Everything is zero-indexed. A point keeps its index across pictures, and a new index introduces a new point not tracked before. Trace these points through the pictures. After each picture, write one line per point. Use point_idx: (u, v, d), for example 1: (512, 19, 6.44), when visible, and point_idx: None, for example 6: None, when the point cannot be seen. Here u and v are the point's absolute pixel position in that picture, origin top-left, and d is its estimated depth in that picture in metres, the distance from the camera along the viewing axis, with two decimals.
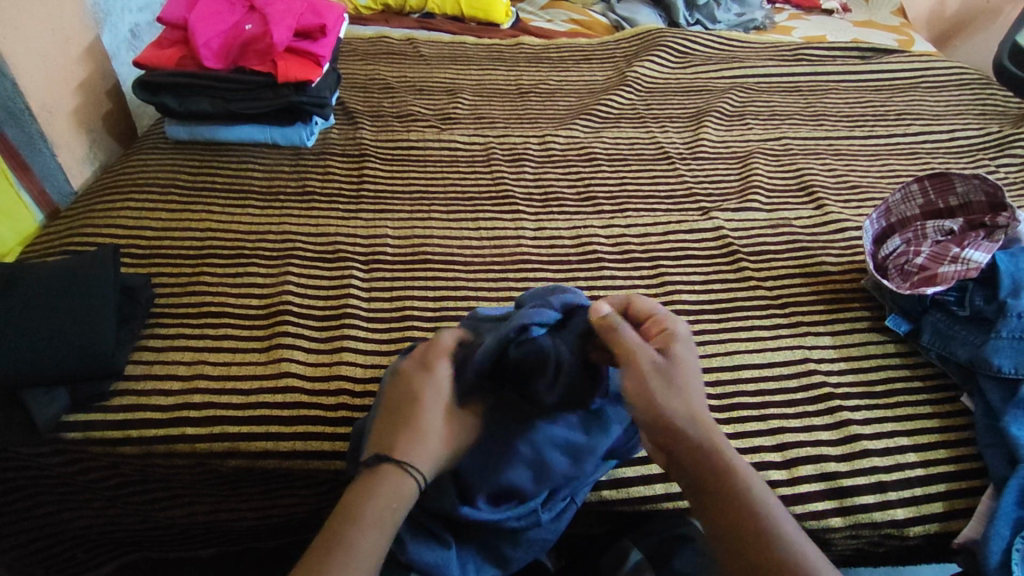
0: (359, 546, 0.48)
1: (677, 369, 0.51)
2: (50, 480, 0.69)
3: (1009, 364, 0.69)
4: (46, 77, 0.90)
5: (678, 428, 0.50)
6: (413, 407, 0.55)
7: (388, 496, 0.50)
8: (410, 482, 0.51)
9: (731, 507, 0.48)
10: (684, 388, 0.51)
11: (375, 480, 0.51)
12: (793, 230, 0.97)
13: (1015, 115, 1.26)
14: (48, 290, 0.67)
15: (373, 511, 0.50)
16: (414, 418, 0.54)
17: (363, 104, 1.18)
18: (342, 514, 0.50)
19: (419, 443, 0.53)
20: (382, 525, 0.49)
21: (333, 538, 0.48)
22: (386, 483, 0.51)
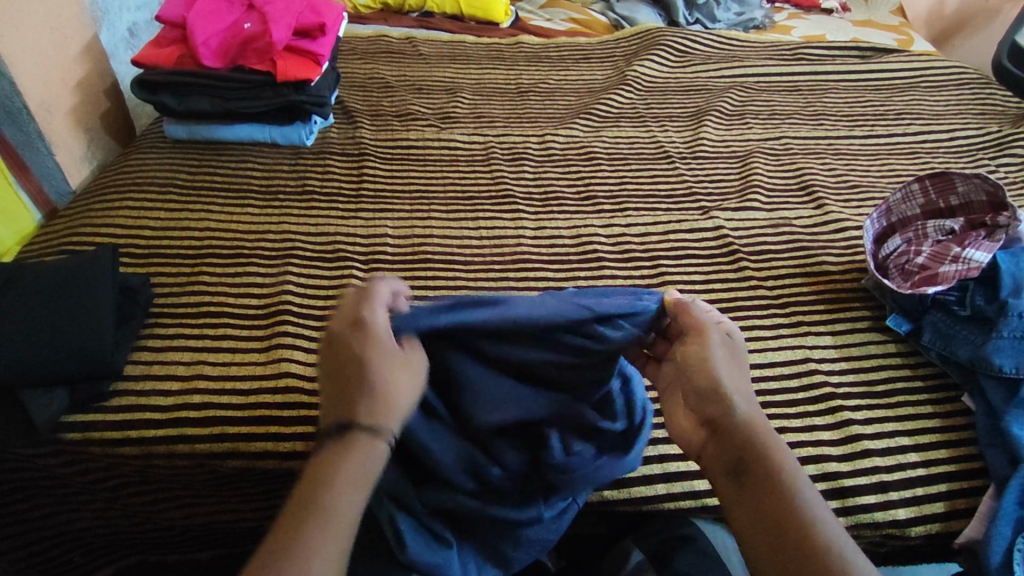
0: (334, 510, 0.46)
1: (734, 352, 0.53)
2: (48, 481, 0.68)
3: (1010, 363, 0.69)
4: (44, 76, 0.89)
5: (732, 404, 0.50)
6: (353, 366, 0.50)
7: (358, 459, 0.48)
8: (378, 443, 0.48)
9: (766, 489, 0.47)
10: (740, 368, 0.53)
11: (342, 451, 0.48)
12: (794, 230, 0.97)
13: (1015, 115, 1.26)
14: (46, 290, 0.66)
15: (346, 473, 0.47)
16: (359, 378, 0.50)
17: (362, 103, 1.18)
18: (313, 480, 0.47)
19: (373, 404, 0.49)
20: (357, 485, 0.47)
21: (306, 504, 0.46)
22: (355, 448, 0.48)
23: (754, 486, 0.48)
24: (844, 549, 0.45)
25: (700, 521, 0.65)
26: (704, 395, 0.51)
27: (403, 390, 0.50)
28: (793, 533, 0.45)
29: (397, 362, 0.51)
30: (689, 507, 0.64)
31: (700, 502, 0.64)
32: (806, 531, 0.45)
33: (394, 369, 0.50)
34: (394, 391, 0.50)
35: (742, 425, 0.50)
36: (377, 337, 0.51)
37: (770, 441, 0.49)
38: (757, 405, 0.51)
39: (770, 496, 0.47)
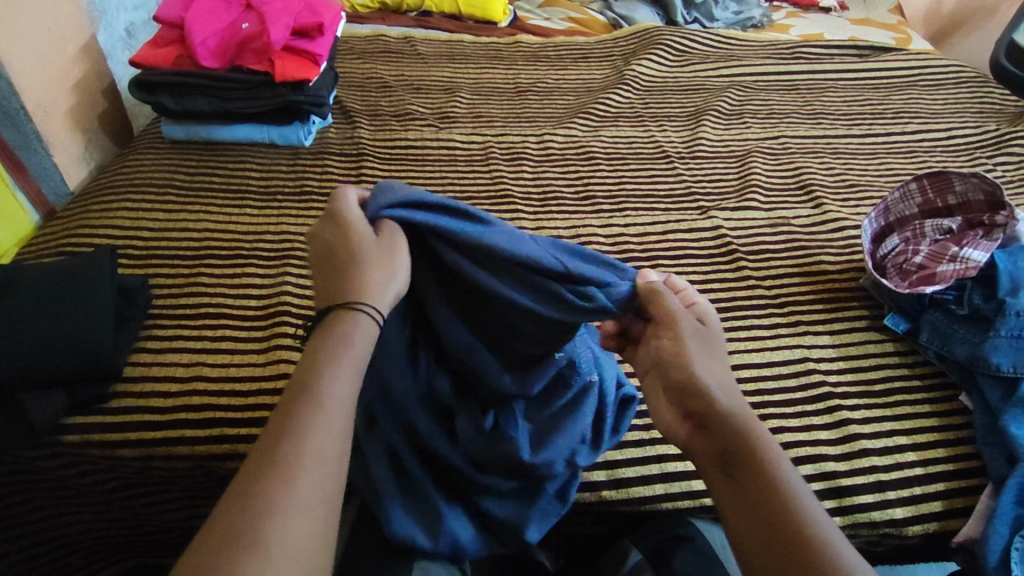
0: (334, 397, 0.44)
1: (711, 342, 0.53)
2: (47, 483, 0.68)
3: (1008, 362, 0.69)
4: (42, 76, 0.89)
5: (712, 396, 0.50)
6: (337, 251, 0.51)
7: (345, 327, 0.48)
8: (363, 312, 0.49)
9: (751, 483, 0.47)
10: (717, 359, 0.52)
11: (330, 324, 0.48)
12: (792, 229, 0.97)
13: (1013, 113, 1.26)
14: (45, 291, 0.66)
15: (341, 347, 0.47)
16: (339, 261, 0.51)
17: (360, 103, 1.18)
18: (309, 357, 0.46)
19: (353, 279, 0.50)
20: (354, 362, 0.47)
21: (305, 386, 0.44)
22: (341, 320, 0.48)
23: (742, 478, 0.47)
24: (836, 539, 0.44)
25: (699, 521, 0.65)
26: (684, 389, 0.50)
27: (382, 265, 0.51)
28: (783, 525, 0.44)
29: (373, 241, 0.52)
30: (687, 507, 0.65)
31: (698, 501, 0.66)
32: (794, 521, 0.44)
33: (371, 247, 0.51)
34: (371, 266, 0.50)
35: (725, 417, 0.49)
36: (353, 223, 0.52)
37: (754, 431, 0.49)
38: (740, 396, 0.51)
39: (758, 488, 0.46)
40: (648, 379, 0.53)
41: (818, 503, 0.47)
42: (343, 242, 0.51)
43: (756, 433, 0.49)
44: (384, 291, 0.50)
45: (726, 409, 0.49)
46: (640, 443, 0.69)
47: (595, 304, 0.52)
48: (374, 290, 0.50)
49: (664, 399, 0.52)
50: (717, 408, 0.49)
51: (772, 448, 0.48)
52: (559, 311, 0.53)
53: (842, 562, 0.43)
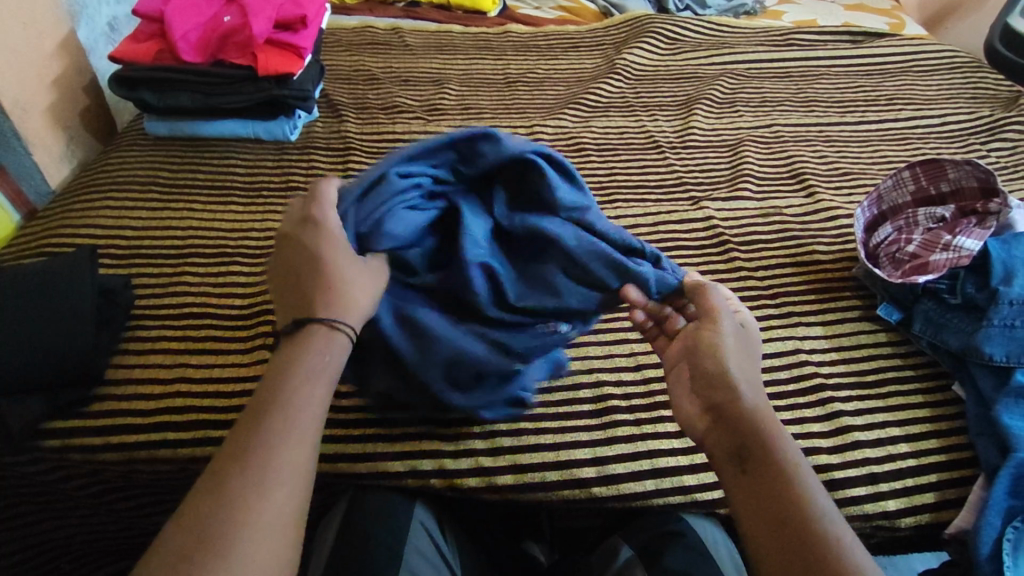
0: (298, 414, 0.46)
1: (747, 346, 0.55)
2: (31, 488, 0.68)
3: (1000, 352, 0.69)
4: (19, 73, 0.87)
5: (739, 390, 0.50)
6: (308, 267, 0.53)
7: (316, 349, 0.49)
8: (339, 331, 0.51)
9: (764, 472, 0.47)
10: (750, 362, 0.53)
11: (297, 340, 0.50)
12: (784, 219, 0.96)
13: (1007, 98, 1.25)
14: (23, 294, 0.65)
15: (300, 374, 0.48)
16: (310, 267, 0.53)
17: (347, 96, 1.16)
18: (267, 389, 0.47)
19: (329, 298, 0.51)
20: (313, 384, 0.48)
21: (266, 407, 0.46)
22: (314, 340, 0.50)
23: (758, 468, 0.47)
24: (847, 538, 0.43)
25: (690, 515, 0.65)
26: (711, 379, 0.52)
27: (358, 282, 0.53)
28: (793, 516, 0.44)
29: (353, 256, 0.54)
30: (678, 502, 0.65)
31: (688, 497, 0.65)
32: (803, 513, 0.44)
33: (349, 260, 0.53)
34: (350, 281, 0.53)
35: (748, 413, 0.49)
36: (330, 236, 0.54)
37: (773, 427, 0.49)
38: (763, 395, 0.51)
39: (776, 480, 0.46)
40: (677, 368, 0.55)
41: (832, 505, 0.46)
42: (319, 253, 0.53)
43: (776, 428, 0.49)
44: (360, 310, 0.52)
45: (752, 403, 0.50)
46: (630, 438, 0.68)
47: (641, 273, 0.59)
48: (350, 309, 0.52)
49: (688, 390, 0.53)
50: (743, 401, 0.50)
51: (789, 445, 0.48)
52: (601, 271, 0.59)
53: (853, 562, 0.42)
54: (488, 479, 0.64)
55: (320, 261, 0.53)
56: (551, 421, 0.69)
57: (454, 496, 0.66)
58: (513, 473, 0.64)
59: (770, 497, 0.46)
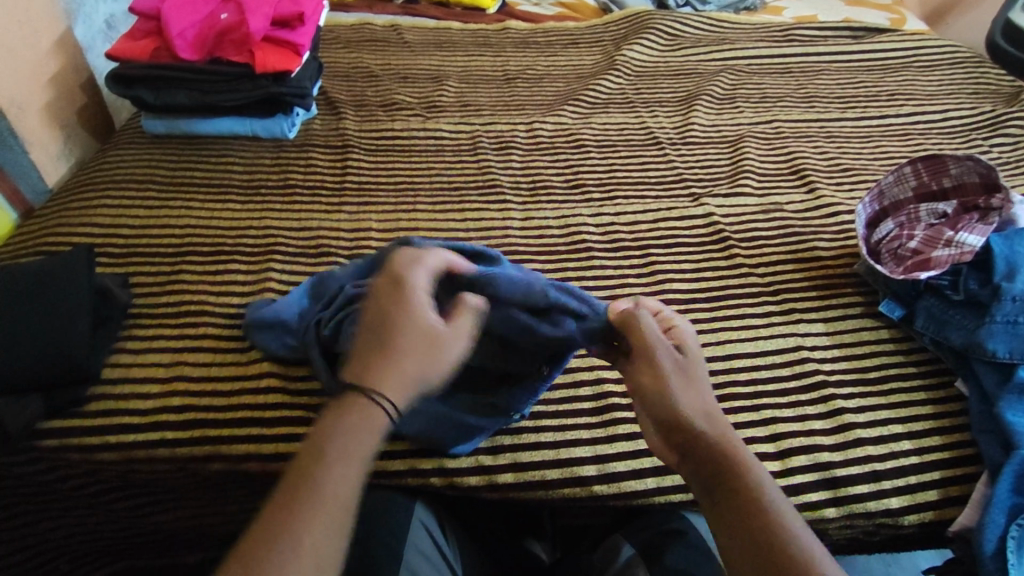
0: (327, 488, 0.44)
1: (688, 368, 0.54)
2: (29, 488, 0.67)
3: (1004, 348, 0.68)
4: (15, 71, 0.87)
5: (695, 422, 0.51)
6: (383, 329, 0.51)
7: (356, 422, 0.48)
8: (379, 409, 0.48)
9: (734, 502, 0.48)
10: (699, 386, 0.53)
11: (340, 406, 0.49)
12: (785, 215, 0.96)
13: (1009, 93, 1.24)
14: (19, 294, 0.65)
15: (342, 442, 0.47)
16: (383, 330, 0.51)
17: (346, 93, 1.16)
18: (305, 452, 0.46)
19: (385, 370, 0.50)
20: (353, 454, 0.47)
21: (299, 480, 0.45)
22: (355, 413, 0.48)
23: (728, 498, 0.48)
24: (821, 552, 0.45)
25: (691, 513, 0.65)
26: (668, 417, 0.52)
27: (425, 358, 0.50)
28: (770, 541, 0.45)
29: (432, 330, 0.51)
30: (680, 501, 0.64)
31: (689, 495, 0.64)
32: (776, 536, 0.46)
33: (425, 333, 0.51)
34: (414, 358, 0.50)
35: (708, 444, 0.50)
36: (411, 304, 0.52)
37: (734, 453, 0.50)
38: (719, 418, 0.52)
39: (747, 509, 0.47)
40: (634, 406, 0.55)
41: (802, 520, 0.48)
42: (395, 319, 0.51)
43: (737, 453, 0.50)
44: (411, 388, 0.50)
45: (710, 432, 0.51)
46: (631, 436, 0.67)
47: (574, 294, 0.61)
48: (398, 387, 0.49)
49: (650, 425, 0.54)
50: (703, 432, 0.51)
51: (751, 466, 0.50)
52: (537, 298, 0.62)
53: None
54: (488, 477, 0.64)
55: (392, 326, 0.51)
56: (550, 419, 0.68)
57: (453, 495, 0.66)
58: (513, 471, 0.64)
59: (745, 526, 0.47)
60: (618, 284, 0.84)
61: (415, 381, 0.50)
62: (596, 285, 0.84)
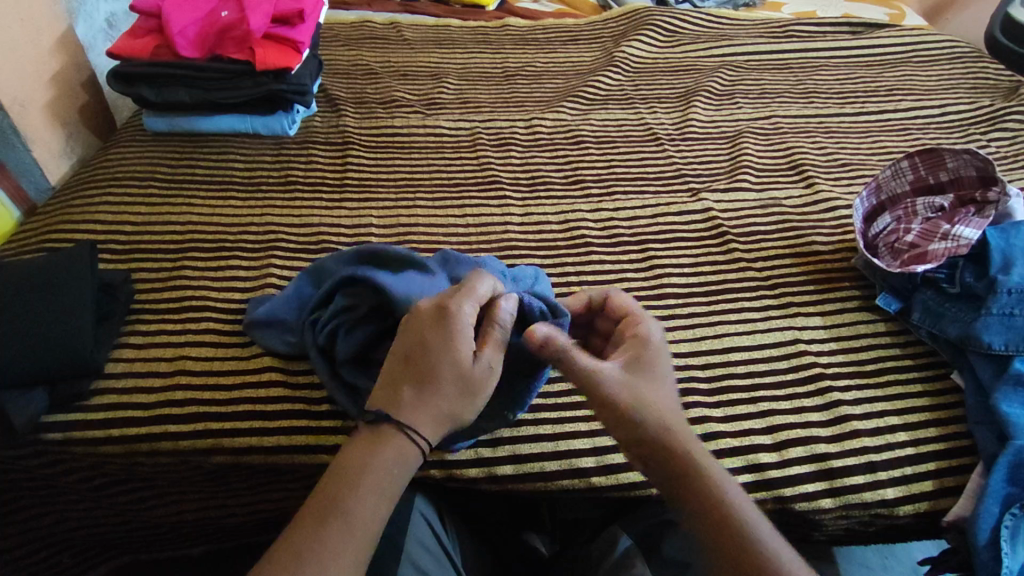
0: (356, 516, 0.48)
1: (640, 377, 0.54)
2: (34, 481, 0.68)
3: (999, 341, 0.69)
4: (17, 69, 0.87)
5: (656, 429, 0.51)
6: (424, 363, 0.53)
7: (389, 459, 0.51)
8: (415, 446, 0.52)
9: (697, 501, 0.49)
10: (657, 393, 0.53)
11: (375, 438, 0.52)
12: (783, 210, 0.96)
13: (1007, 88, 1.25)
14: (23, 290, 0.66)
15: (372, 479, 0.50)
16: (421, 364, 0.53)
17: (346, 90, 1.16)
18: (339, 475, 0.50)
19: (424, 408, 0.52)
20: (382, 491, 0.50)
21: (330, 502, 0.48)
22: (389, 448, 0.51)
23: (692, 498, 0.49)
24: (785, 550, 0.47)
25: None
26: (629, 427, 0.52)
27: (464, 397, 0.53)
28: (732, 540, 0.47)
29: (472, 370, 0.54)
30: None
31: None
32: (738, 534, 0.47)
33: (467, 373, 0.53)
34: (451, 397, 0.53)
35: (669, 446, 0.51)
36: (457, 342, 0.54)
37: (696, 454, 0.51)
38: (679, 420, 0.53)
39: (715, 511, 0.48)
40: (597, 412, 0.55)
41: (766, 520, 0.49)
42: (438, 356, 0.53)
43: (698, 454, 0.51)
44: (446, 426, 0.53)
45: (671, 437, 0.51)
46: None
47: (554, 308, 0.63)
48: (435, 425, 0.52)
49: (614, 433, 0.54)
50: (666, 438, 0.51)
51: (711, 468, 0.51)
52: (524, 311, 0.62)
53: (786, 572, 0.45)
54: (487, 469, 0.64)
55: (431, 362, 0.53)
56: (549, 412, 0.69)
57: (453, 487, 0.67)
58: (513, 463, 0.65)
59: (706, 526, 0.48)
60: (617, 279, 0.85)
61: (449, 419, 0.53)
62: (594, 280, 0.84)
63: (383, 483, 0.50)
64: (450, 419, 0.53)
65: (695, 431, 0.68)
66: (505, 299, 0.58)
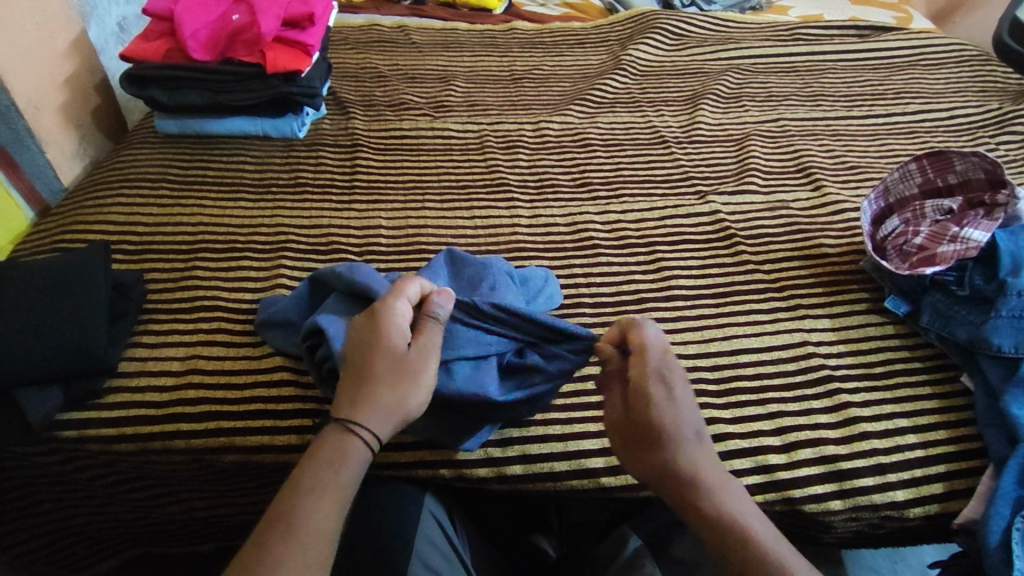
0: (303, 514, 0.48)
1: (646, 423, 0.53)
2: (49, 479, 0.69)
3: (1009, 343, 0.69)
4: (33, 73, 0.89)
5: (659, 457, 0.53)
6: (362, 360, 0.55)
7: (329, 454, 0.51)
8: (358, 441, 0.52)
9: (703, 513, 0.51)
10: (679, 445, 0.52)
11: (321, 442, 0.53)
12: (791, 213, 0.96)
13: (1016, 92, 1.24)
14: (36, 289, 0.66)
15: (313, 475, 0.51)
16: (360, 363, 0.55)
17: (355, 93, 1.17)
18: (287, 484, 0.51)
19: (365, 398, 0.53)
20: (321, 485, 0.50)
21: (278, 511, 0.49)
22: (334, 445, 0.52)
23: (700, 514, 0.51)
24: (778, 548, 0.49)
25: None
26: (653, 480, 0.54)
27: (408, 385, 0.54)
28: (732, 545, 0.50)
29: (410, 357, 0.55)
30: None
31: None
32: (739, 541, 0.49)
33: (403, 361, 0.55)
34: (392, 386, 0.54)
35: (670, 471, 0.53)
36: (388, 333, 0.56)
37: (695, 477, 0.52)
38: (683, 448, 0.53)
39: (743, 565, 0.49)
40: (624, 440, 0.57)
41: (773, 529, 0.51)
42: (374, 347, 0.55)
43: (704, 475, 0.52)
44: (395, 418, 0.53)
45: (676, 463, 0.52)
46: None
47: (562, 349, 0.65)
48: (378, 416, 0.53)
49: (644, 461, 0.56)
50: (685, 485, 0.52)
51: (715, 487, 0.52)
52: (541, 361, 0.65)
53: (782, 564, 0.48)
54: (497, 469, 0.65)
55: (367, 358, 0.55)
56: (557, 412, 0.68)
57: (462, 487, 0.67)
58: (522, 464, 0.65)
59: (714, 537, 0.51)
60: (624, 280, 0.85)
61: (401, 409, 0.53)
62: (601, 282, 0.84)
63: (324, 478, 0.50)
64: (400, 408, 0.53)
65: None
66: (440, 294, 0.60)
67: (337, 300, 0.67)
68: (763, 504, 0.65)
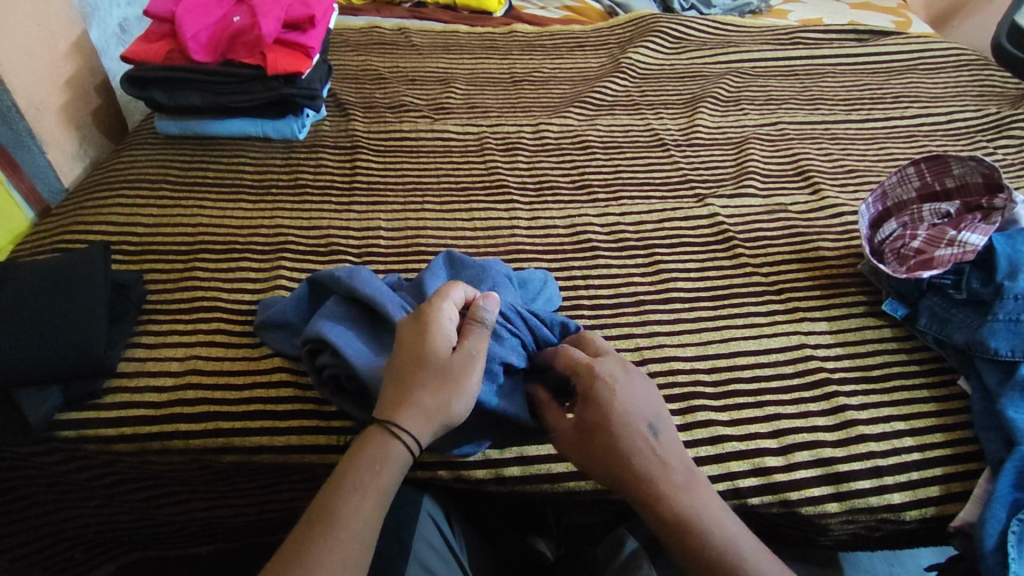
0: (344, 515, 0.49)
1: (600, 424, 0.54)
2: (47, 479, 0.69)
3: (1006, 346, 0.68)
4: (34, 73, 0.89)
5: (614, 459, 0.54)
6: (407, 363, 0.55)
7: (371, 454, 0.52)
8: (399, 444, 0.52)
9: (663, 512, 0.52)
10: (633, 442, 0.54)
11: (363, 442, 0.53)
12: (790, 216, 0.97)
13: (1013, 96, 1.25)
14: (37, 289, 0.67)
15: (355, 476, 0.51)
16: (404, 366, 0.55)
17: (355, 95, 1.17)
18: (329, 482, 0.51)
19: (409, 402, 0.53)
20: (364, 486, 0.51)
21: (319, 508, 0.50)
22: (375, 447, 0.52)
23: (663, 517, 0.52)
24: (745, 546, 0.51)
25: None
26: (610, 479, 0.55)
27: (451, 391, 0.54)
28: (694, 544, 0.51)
29: (455, 362, 0.55)
30: None
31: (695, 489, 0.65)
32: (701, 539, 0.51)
33: (447, 365, 0.54)
34: (435, 390, 0.53)
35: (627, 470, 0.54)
36: (433, 336, 0.56)
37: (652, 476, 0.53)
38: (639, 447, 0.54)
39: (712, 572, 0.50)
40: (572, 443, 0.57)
41: (748, 533, 0.53)
42: (420, 350, 0.55)
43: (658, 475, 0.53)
44: (436, 422, 0.53)
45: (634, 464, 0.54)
46: None
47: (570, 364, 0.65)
48: (419, 420, 0.53)
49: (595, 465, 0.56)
50: (645, 486, 0.53)
51: (670, 486, 0.53)
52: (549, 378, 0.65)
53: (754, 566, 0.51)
54: (495, 471, 0.65)
55: (413, 360, 0.55)
56: None
57: (461, 488, 0.67)
58: (519, 465, 0.65)
59: (675, 540, 0.52)
60: (623, 282, 0.85)
61: (442, 413, 0.53)
62: (600, 283, 0.85)
63: (366, 477, 0.51)
64: (442, 413, 0.53)
65: (701, 433, 0.69)
66: (487, 298, 0.59)
67: (336, 305, 0.67)
68: (760, 506, 0.65)
